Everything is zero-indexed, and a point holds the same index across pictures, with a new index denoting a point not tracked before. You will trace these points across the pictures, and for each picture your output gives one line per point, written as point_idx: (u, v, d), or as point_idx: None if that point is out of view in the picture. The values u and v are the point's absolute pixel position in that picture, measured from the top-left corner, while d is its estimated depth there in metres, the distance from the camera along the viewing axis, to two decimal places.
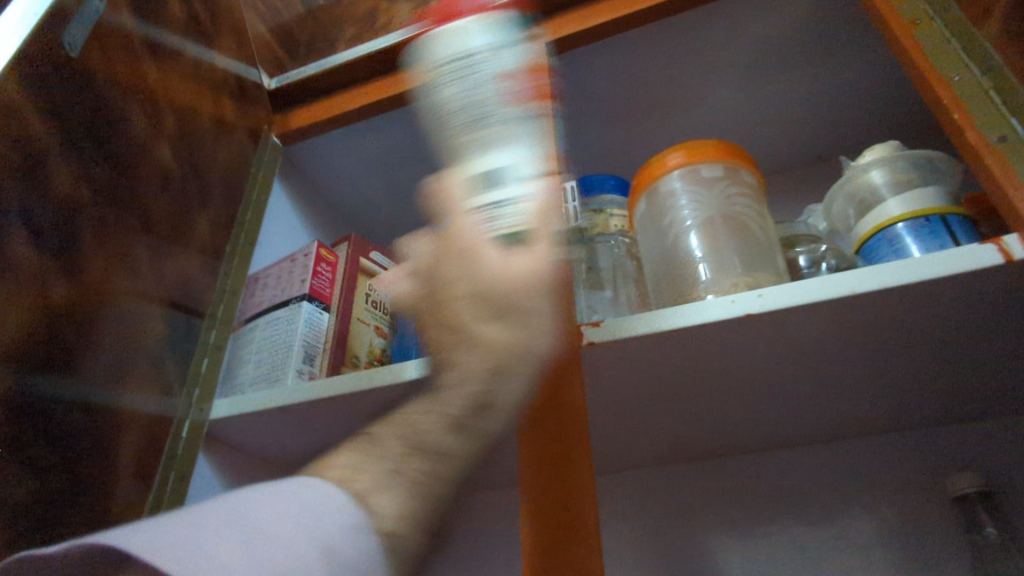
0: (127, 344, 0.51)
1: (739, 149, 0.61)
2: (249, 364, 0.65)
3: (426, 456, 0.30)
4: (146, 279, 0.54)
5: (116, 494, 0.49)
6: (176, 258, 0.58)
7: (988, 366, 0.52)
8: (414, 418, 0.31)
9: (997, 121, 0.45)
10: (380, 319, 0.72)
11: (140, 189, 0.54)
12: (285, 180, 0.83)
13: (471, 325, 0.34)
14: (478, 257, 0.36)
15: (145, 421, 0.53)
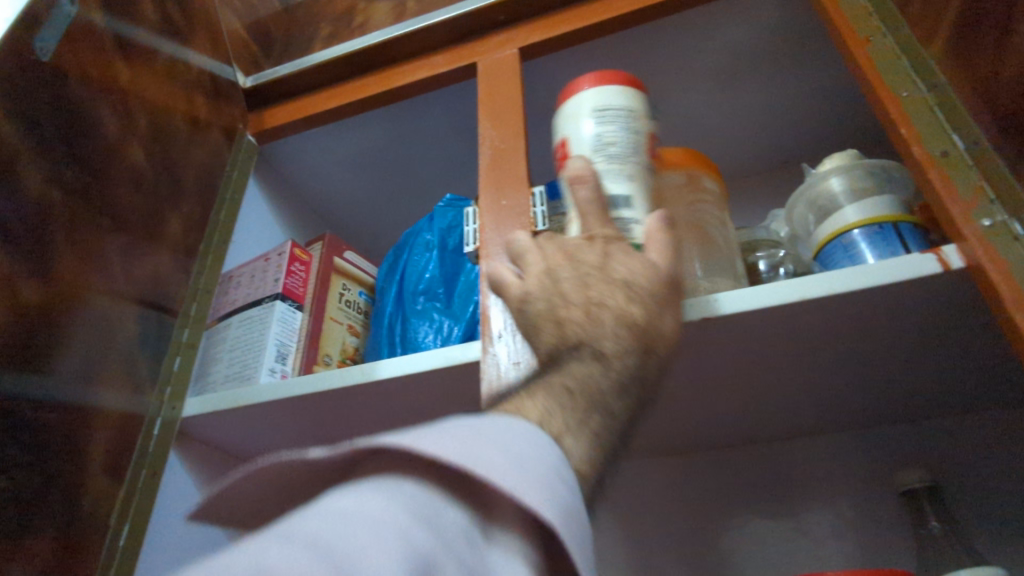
0: (98, 344, 0.51)
1: (703, 158, 0.64)
2: (222, 363, 0.66)
3: (590, 401, 0.35)
4: (118, 279, 0.54)
5: (86, 492, 0.50)
6: (149, 258, 0.59)
7: (930, 368, 0.55)
8: (553, 388, 0.36)
9: (941, 136, 0.47)
10: (353, 318, 0.72)
11: (112, 190, 0.54)
12: (259, 178, 0.83)
13: (584, 331, 0.38)
14: (608, 275, 0.41)
15: (115, 420, 0.53)
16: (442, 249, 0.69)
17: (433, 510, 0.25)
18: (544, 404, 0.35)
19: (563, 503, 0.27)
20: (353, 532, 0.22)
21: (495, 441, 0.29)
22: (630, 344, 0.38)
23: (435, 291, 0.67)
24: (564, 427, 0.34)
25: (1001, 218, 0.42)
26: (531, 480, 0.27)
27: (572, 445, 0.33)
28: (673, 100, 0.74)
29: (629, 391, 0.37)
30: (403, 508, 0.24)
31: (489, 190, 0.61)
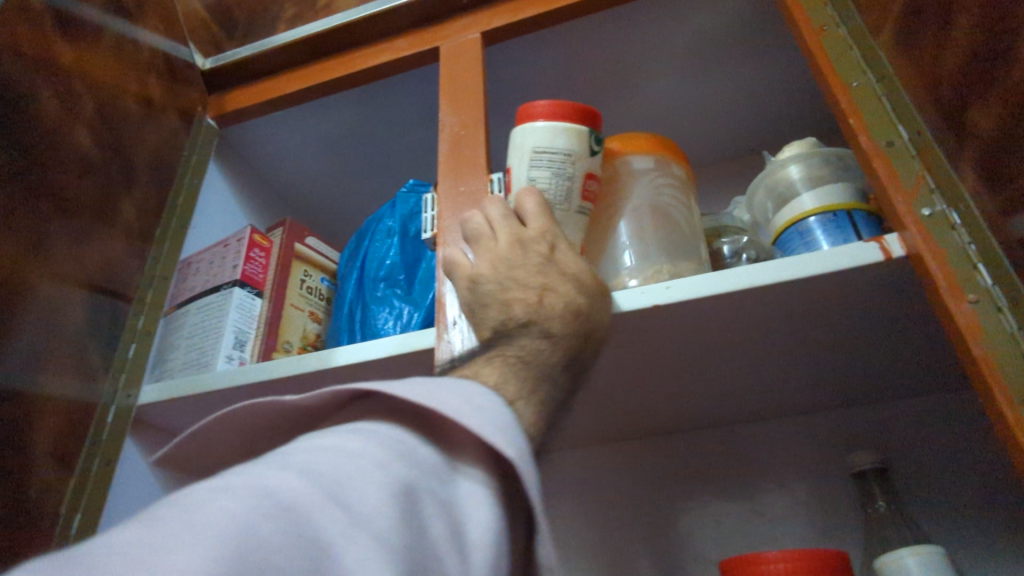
0: (43, 330, 0.51)
1: (669, 144, 0.63)
2: (180, 350, 0.65)
3: (538, 372, 0.36)
4: (64, 265, 0.54)
5: (32, 479, 0.49)
6: (98, 244, 0.58)
7: (879, 354, 0.56)
8: (499, 364, 0.36)
9: (888, 126, 0.48)
10: (315, 305, 0.72)
11: (55, 174, 0.53)
12: (220, 162, 0.82)
13: (524, 314, 0.39)
14: (552, 264, 0.43)
15: (64, 407, 0.53)
16: (403, 235, 0.69)
17: (409, 442, 0.28)
18: (499, 370, 0.36)
19: (522, 440, 0.30)
20: (342, 462, 0.25)
21: (457, 389, 0.31)
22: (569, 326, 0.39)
23: (396, 278, 0.66)
24: (518, 394, 0.34)
25: (940, 207, 0.43)
26: (490, 418, 0.30)
27: (523, 411, 0.34)
28: (636, 85, 0.74)
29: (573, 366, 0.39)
30: (380, 441, 0.27)
31: (448, 177, 0.61)
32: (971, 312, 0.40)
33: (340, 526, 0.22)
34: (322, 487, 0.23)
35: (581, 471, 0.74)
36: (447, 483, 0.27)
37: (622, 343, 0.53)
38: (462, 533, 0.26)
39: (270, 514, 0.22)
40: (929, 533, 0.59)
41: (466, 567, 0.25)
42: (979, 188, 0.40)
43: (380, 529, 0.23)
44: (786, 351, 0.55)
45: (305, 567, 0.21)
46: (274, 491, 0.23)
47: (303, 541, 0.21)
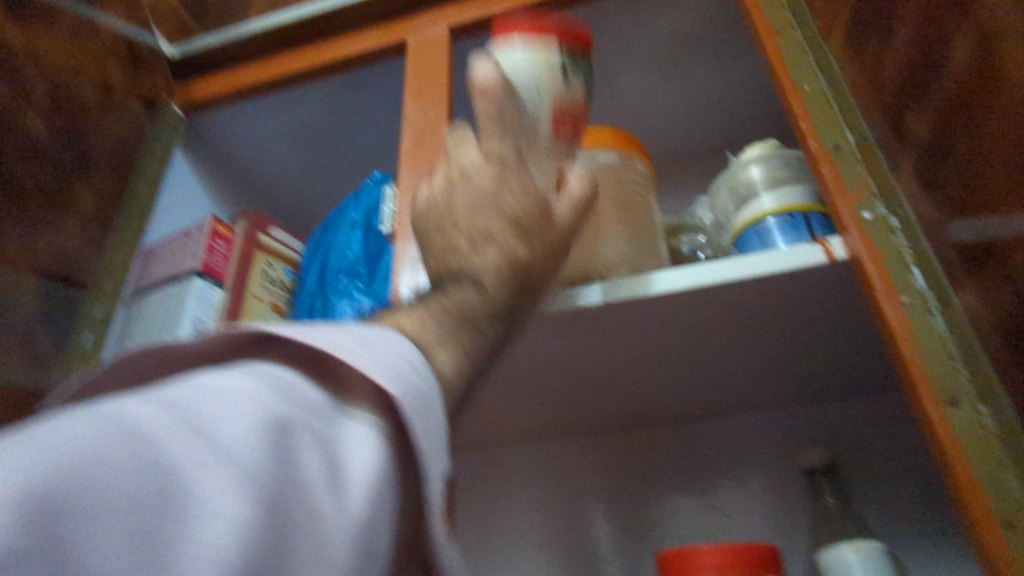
0: None
1: (634, 140, 0.62)
2: (138, 340, 0.65)
3: (467, 323, 0.39)
4: (15, 251, 0.53)
5: None
6: (49, 230, 0.57)
7: (827, 352, 0.57)
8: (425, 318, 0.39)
9: (837, 128, 0.49)
10: (277, 296, 0.72)
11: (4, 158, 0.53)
12: (189, 151, 0.81)
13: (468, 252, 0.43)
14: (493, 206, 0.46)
15: (14, 393, 0.53)
16: (366, 229, 0.68)
17: (286, 383, 0.26)
18: (422, 319, 0.38)
19: (424, 385, 0.29)
20: (212, 396, 0.23)
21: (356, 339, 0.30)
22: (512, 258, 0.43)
23: (358, 271, 0.66)
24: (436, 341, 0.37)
25: (880, 211, 0.45)
26: (391, 364, 0.28)
27: (441, 356, 0.36)
28: (606, 82, 0.74)
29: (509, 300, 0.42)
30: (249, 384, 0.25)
31: (409, 171, 0.61)
32: (903, 319, 0.41)
33: (194, 457, 0.21)
34: (165, 430, 0.21)
35: (542, 465, 0.74)
36: (325, 426, 0.25)
37: (577, 339, 0.54)
38: (333, 475, 0.24)
39: (113, 438, 0.20)
40: (877, 529, 0.60)
41: (344, 504, 0.23)
42: (916, 191, 0.41)
43: (242, 462, 0.21)
44: (742, 348, 0.56)
45: (144, 495, 0.19)
46: (124, 418, 0.21)
47: (148, 468, 0.20)
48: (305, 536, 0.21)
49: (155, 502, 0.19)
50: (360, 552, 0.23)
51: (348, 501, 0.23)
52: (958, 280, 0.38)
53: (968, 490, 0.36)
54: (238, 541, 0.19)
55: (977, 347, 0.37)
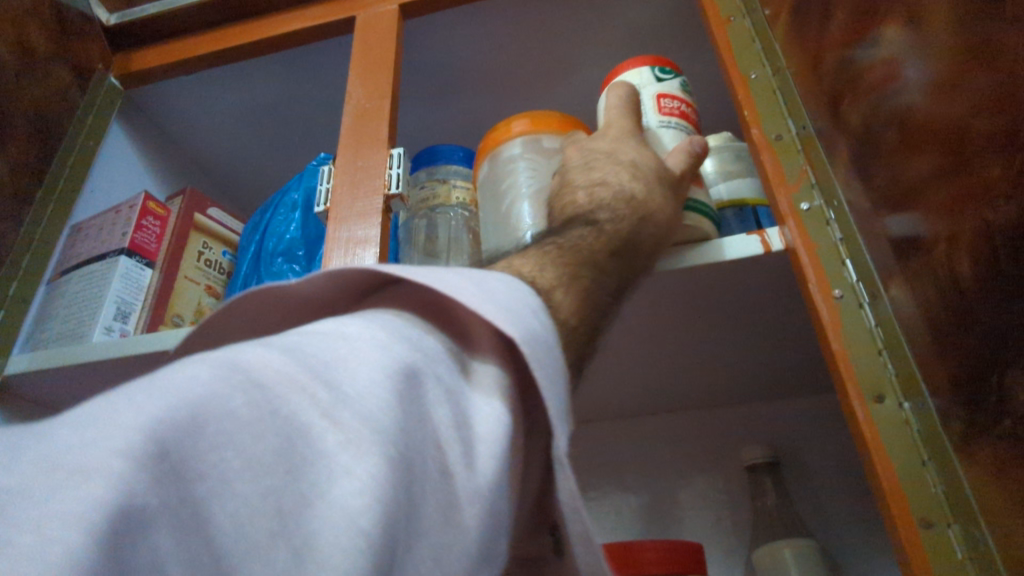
0: None
1: (580, 125, 0.60)
2: (57, 319, 0.61)
3: (579, 261, 0.34)
4: None
5: None
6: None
7: (770, 348, 0.57)
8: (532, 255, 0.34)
9: (781, 118, 0.48)
10: (213, 279, 0.69)
11: None
12: (128, 125, 0.78)
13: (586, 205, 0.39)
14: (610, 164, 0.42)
15: None
16: (306, 210, 0.66)
17: (275, 374, 0.20)
18: (534, 259, 0.33)
19: (540, 328, 0.27)
20: (333, 345, 0.22)
21: (383, 336, 0.23)
22: (627, 217, 0.38)
23: (295, 253, 0.64)
24: (556, 282, 0.32)
25: (818, 202, 0.44)
26: (502, 300, 0.26)
27: (562, 299, 0.31)
28: (564, 69, 0.73)
29: (617, 264, 0.36)
30: (218, 377, 0.19)
31: (348, 150, 0.59)
32: (839, 316, 0.40)
33: (319, 414, 0.19)
34: (85, 450, 0.16)
35: None
36: (314, 444, 0.19)
37: None
38: (305, 514, 0.17)
39: (229, 391, 0.19)
40: (816, 527, 0.60)
41: (469, 460, 0.22)
42: (851, 182, 0.40)
43: (371, 413, 0.20)
44: (686, 341, 0.55)
45: (274, 455, 0.18)
46: (242, 368, 0.19)
47: (278, 429, 0.18)
48: (434, 507, 0.20)
49: (44, 551, 0.14)
50: (490, 522, 0.21)
51: (480, 466, 0.22)
52: (888, 272, 0.37)
53: (890, 491, 0.35)
54: (376, 522, 0.18)
55: (904, 343, 0.36)
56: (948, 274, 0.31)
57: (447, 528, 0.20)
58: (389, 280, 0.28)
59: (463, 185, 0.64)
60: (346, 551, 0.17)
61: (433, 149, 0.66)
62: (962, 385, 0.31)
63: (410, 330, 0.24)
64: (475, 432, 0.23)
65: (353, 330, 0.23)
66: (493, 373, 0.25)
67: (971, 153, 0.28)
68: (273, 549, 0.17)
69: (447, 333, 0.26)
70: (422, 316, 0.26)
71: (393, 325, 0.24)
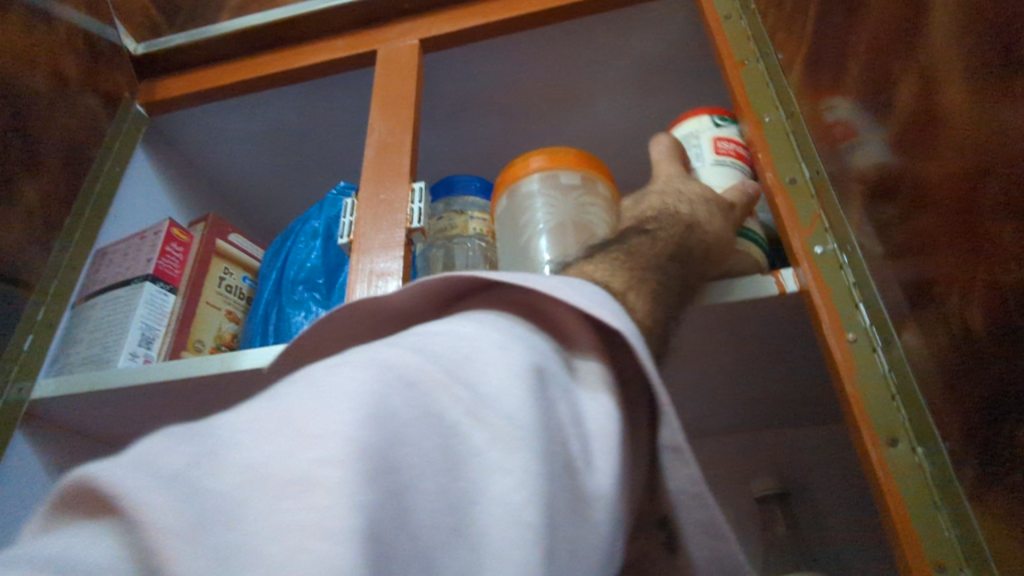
0: None
1: (597, 160, 0.61)
2: (82, 344, 0.63)
3: (644, 270, 0.36)
4: None
5: None
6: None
7: (783, 382, 0.58)
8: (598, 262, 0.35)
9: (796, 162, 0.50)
10: (233, 304, 0.70)
11: None
12: (152, 152, 0.80)
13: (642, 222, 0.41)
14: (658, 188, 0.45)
15: None
16: (327, 238, 0.67)
17: (423, 375, 0.21)
18: (604, 266, 0.35)
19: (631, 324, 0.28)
20: (460, 348, 0.23)
21: (501, 338, 0.24)
22: (677, 227, 0.41)
23: (315, 281, 0.65)
24: (626, 285, 0.34)
25: (832, 245, 0.45)
26: (594, 299, 0.28)
27: (635, 302, 0.33)
28: (579, 102, 0.74)
29: (674, 268, 0.38)
30: (379, 375, 0.20)
31: (371, 183, 0.60)
32: (856, 361, 0.41)
33: (467, 414, 0.21)
34: (286, 447, 0.17)
35: None
36: (467, 441, 0.20)
37: None
38: (473, 508, 0.19)
39: (390, 390, 0.20)
40: (822, 560, 0.60)
41: (590, 455, 0.23)
42: (865, 228, 0.41)
43: (513, 413, 0.21)
44: (701, 375, 0.56)
45: (439, 454, 0.19)
46: (392, 370, 0.21)
47: (439, 428, 0.20)
48: (571, 499, 0.22)
49: (279, 538, 0.15)
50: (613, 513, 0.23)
51: (599, 461, 0.23)
52: (901, 318, 0.38)
53: (903, 534, 0.36)
54: (531, 516, 0.19)
55: (917, 393, 0.37)
56: (960, 327, 0.32)
57: (580, 520, 0.22)
58: (476, 285, 0.30)
59: (480, 217, 0.65)
60: (515, 544, 0.19)
61: (451, 180, 0.68)
62: (974, 433, 0.32)
63: (522, 333, 0.25)
64: (590, 430, 0.24)
65: (471, 332, 0.24)
66: (597, 370, 0.26)
67: (983, 214, 0.30)
68: (457, 546, 0.18)
69: (546, 331, 0.27)
70: (519, 314, 0.27)
71: (507, 327, 0.25)
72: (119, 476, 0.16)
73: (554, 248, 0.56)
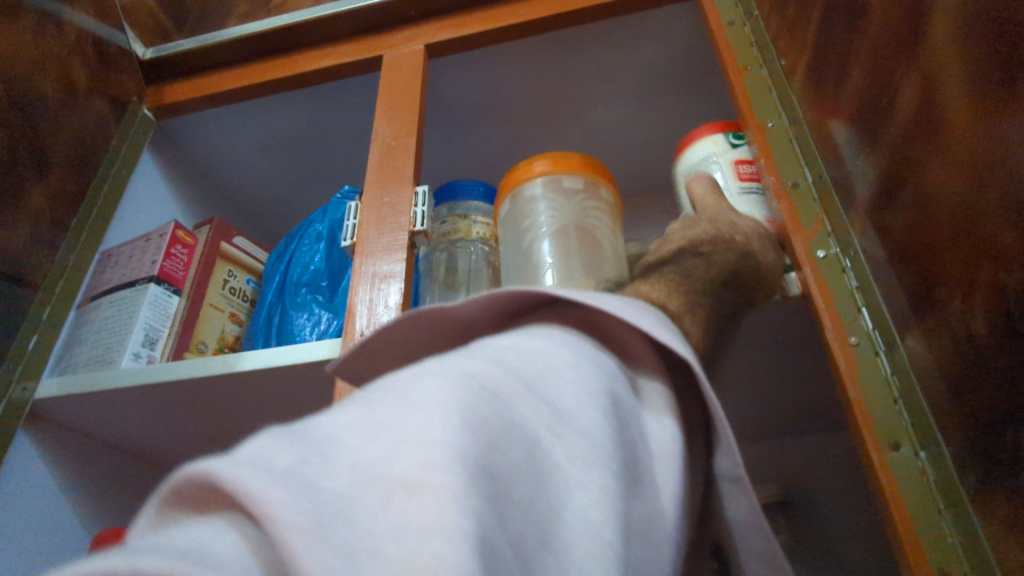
0: None
1: (601, 166, 0.61)
2: (86, 344, 0.63)
3: (697, 291, 0.35)
4: None
5: None
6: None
7: (783, 389, 0.57)
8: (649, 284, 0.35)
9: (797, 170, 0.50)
10: (236, 307, 0.70)
11: None
12: (159, 155, 0.80)
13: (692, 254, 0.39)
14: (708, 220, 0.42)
15: None
16: (330, 242, 0.68)
17: (504, 386, 0.21)
18: (660, 287, 0.35)
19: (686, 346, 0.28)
20: (537, 357, 0.23)
21: (571, 351, 0.24)
22: (727, 257, 0.39)
23: (318, 284, 0.65)
24: (681, 309, 0.33)
25: (834, 250, 0.45)
26: (656, 318, 0.28)
27: (690, 325, 0.33)
28: (582, 109, 0.75)
29: (726, 292, 0.38)
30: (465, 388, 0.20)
31: (375, 186, 0.61)
32: (863, 363, 0.41)
33: (547, 428, 0.21)
34: (388, 455, 0.17)
35: None
36: (547, 456, 0.20)
37: None
38: (557, 523, 0.19)
39: (479, 400, 0.20)
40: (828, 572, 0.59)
41: (652, 482, 0.23)
42: (867, 233, 0.41)
43: (591, 432, 0.21)
44: None
45: (525, 469, 0.19)
46: (477, 378, 0.21)
47: (526, 441, 0.20)
48: (636, 523, 0.22)
49: (392, 545, 0.15)
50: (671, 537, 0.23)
51: (658, 485, 0.23)
52: (903, 323, 0.38)
53: (904, 532, 0.35)
54: (610, 539, 0.19)
55: (919, 393, 0.37)
56: (962, 329, 0.32)
57: (645, 542, 0.22)
58: (544, 301, 0.29)
59: (483, 221, 0.65)
60: (597, 559, 0.19)
61: (455, 185, 0.68)
62: (975, 437, 0.32)
63: (592, 349, 0.25)
64: (652, 453, 0.24)
65: (544, 343, 0.24)
66: (660, 392, 0.26)
67: (983, 215, 0.30)
68: (545, 557, 0.18)
69: (611, 348, 0.27)
70: (585, 328, 0.27)
71: (577, 340, 0.25)
72: (236, 472, 0.16)
73: (557, 256, 0.56)
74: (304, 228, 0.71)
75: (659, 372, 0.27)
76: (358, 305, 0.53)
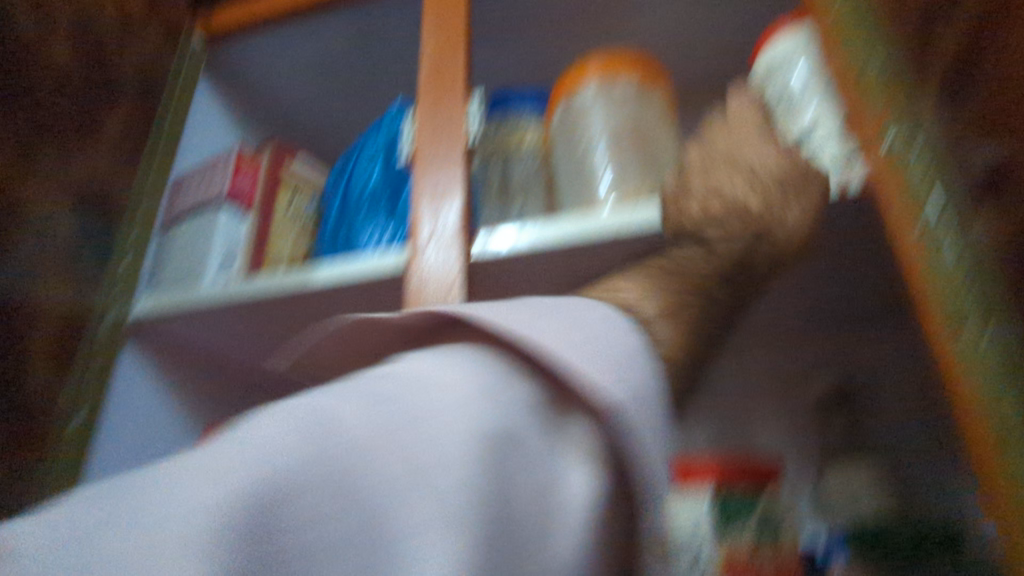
0: (34, 242, 0.57)
1: (654, 68, 0.61)
2: (174, 262, 0.68)
3: (687, 279, 0.43)
4: (54, 177, 0.59)
5: (32, 382, 0.56)
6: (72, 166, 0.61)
7: (844, 288, 0.57)
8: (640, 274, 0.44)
9: (808, 110, 0.49)
10: (303, 227, 0.73)
11: (37, 90, 0.58)
12: (213, 82, 0.82)
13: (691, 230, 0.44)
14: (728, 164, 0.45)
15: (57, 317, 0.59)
16: (388, 159, 0.68)
17: (340, 446, 0.25)
18: (640, 287, 0.42)
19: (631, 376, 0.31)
20: (451, 416, 0.27)
21: (482, 387, 0.29)
22: (737, 235, 0.44)
23: (378, 201, 0.67)
24: (653, 315, 0.40)
25: (912, 141, 0.43)
26: (598, 348, 0.31)
27: (660, 331, 0.40)
28: (634, 8, 0.72)
29: (719, 287, 0.44)
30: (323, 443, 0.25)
31: (429, 100, 0.61)
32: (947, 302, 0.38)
33: (436, 492, 0.25)
34: (170, 515, 0.22)
35: None
36: (384, 513, 0.24)
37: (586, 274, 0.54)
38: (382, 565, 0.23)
39: (241, 459, 0.24)
40: None
41: (561, 539, 0.26)
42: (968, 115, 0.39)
43: (469, 492, 0.25)
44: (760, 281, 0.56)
45: (344, 532, 0.23)
46: (303, 435, 0.25)
47: (356, 506, 0.24)
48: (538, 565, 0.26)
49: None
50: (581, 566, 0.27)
51: (568, 521, 0.27)
52: (1004, 208, 0.37)
53: (974, 436, 0.36)
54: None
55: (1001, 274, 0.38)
56: None
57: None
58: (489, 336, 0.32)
59: (537, 131, 0.65)
60: None
61: (505, 96, 0.67)
62: None
63: (504, 390, 0.29)
64: (567, 502, 0.27)
65: (454, 391, 0.28)
66: (587, 446, 0.29)
67: None
68: None
69: (546, 388, 0.30)
70: (515, 362, 0.31)
71: (486, 380, 0.29)
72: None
73: (614, 164, 0.56)
74: (361, 145, 0.72)
75: (592, 420, 0.29)
76: (420, 218, 0.56)
